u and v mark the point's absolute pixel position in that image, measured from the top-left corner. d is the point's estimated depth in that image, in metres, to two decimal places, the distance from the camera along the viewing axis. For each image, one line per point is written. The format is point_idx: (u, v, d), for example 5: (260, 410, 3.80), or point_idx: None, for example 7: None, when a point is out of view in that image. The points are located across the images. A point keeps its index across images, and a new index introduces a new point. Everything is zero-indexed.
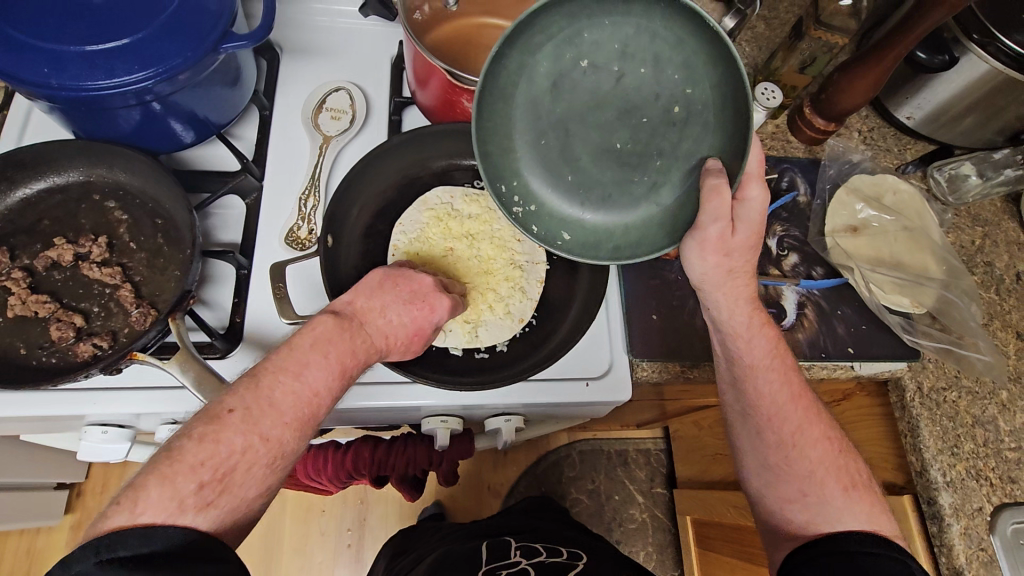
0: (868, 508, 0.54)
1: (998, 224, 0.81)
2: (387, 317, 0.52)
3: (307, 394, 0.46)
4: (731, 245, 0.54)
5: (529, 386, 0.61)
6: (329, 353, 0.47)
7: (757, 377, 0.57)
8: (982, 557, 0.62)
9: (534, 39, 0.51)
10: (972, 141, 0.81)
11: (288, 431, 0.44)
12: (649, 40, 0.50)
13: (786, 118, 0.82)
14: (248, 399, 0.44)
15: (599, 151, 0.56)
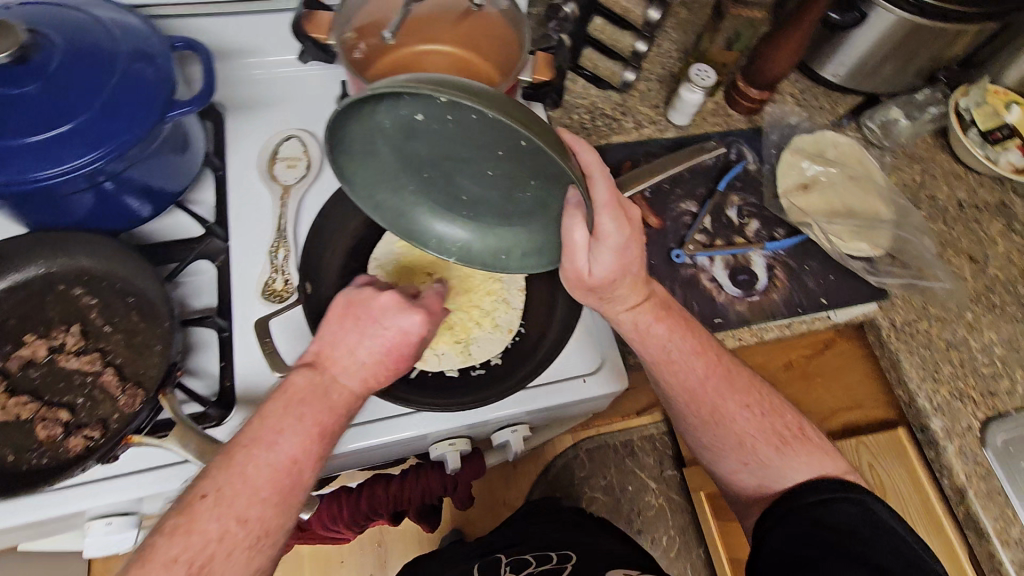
0: (806, 457, 0.57)
1: (934, 159, 0.87)
2: (358, 358, 0.49)
3: (283, 463, 0.44)
4: (596, 280, 0.56)
5: (529, 393, 0.62)
6: (303, 415, 0.46)
7: (662, 373, 0.61)
8: (979, 471, 0.66)
9: (358, 108, 0.48)
10: (894, 88, 0.86)
11: (268, 508, 0.43)
12: (465, 101, 0.44)
13: (722, 93, 0.86)
14: (221, 480, 0.42)
15: (479, 177, 0.55)
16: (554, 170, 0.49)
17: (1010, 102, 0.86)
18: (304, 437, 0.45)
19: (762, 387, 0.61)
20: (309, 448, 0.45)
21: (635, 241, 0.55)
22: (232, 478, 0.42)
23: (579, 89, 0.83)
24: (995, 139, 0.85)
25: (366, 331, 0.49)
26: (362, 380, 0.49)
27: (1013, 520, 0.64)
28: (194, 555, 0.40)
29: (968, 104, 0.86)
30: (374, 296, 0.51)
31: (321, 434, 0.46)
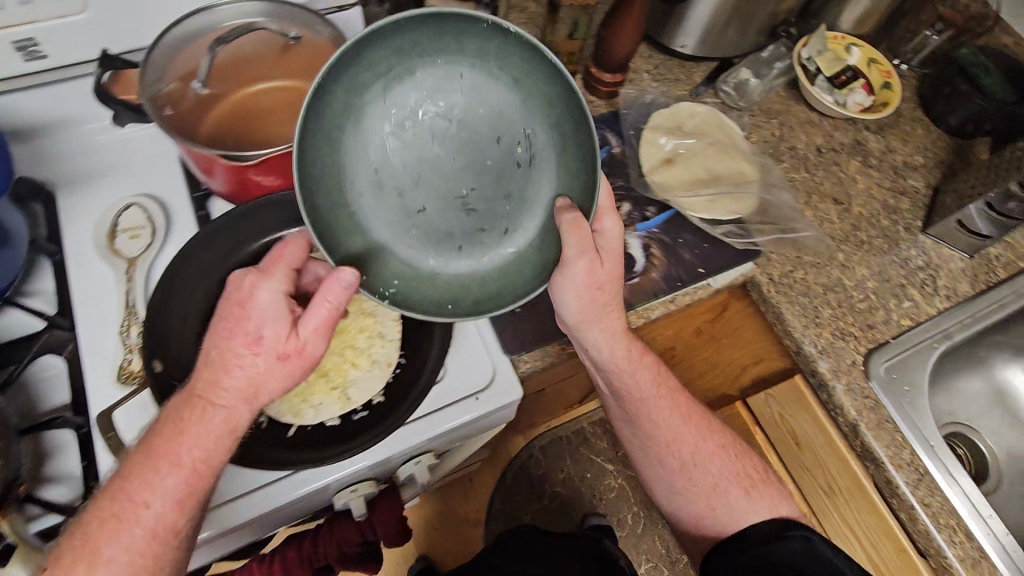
0: (768, 500, 0.66)
1: (790, 111, 0.90)
2: (228, 381, 0.50)
3: (164, 504, 0.48)
4: (600, 277, 0.59)
5: (420, 422, 0.61)
6: (176, 453, 0.49)
7: (648, 411, 0.68)
8: (867, 403, 0.69)
9: (360, 75, 0.51)
10: (743, 50, 0.89)
11: (153, 545, 0.48)
12: (488, 80, 0.54)
13: (580, 82, 0.87)
14: (97, 530, 0.46)
15: (445, 197, 0.57)
16: (542, 184, 0.57)
17: (848, 46, 0.91)
18: (175, 475, 0.48)
19: (732, 436, 0.72)
20: (183, 482, 0.48)
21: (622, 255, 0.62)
22: (104, 523, 0.46)
23: None
24: (841, 82, 0.90)
25: (236, 350, 0.51)
26: (238, 400, 0.51)
27: (904, 444, 0.67)
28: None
29: (812, 52, 0.89)
30: (229, 311, 0.52)
31: (194, 467, 0.49)
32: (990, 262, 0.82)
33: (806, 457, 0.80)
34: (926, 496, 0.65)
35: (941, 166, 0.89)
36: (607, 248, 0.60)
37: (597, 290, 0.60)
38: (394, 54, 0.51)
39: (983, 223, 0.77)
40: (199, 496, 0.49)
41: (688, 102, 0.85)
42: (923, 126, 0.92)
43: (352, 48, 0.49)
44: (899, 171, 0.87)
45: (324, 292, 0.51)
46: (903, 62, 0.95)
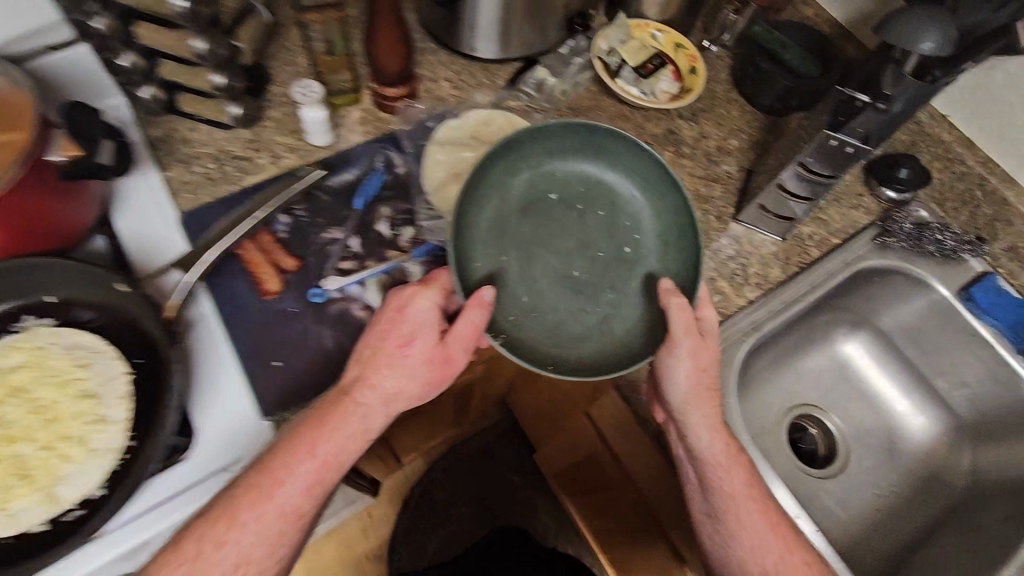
0: None
1: (599, 106, 0.86)
2: (384, 384, 0.58)
3: (281, 511, 0.54)
4: (705, 365, 0.62)
5: (164, 507, 0.57)
6: (314, 450, 0.56)
7: (731, 511, 0.61)
8: (670, 413, 0.67)
9: (517, 161, 0.68)
10: (540, 46, 0.84)
11: (263, 546, 0.54)
12: (604, 180, 0.70)
13: (370, 99, 0.80)
14: (222, 523, 0.53)
15: (559, 277, 0.67)
16: (627, 281, 0.67)
17: (653, 33, 0.88)
18: (301, 484, 0.55)
19: (815, 556, 0.62)
20: (319, 474, 0.56)
21: (710, 368, 0.62)
22: (244, 511, 0.53)
23: (201, 136, 0.75)
24: (648, 71, 0.85)
25: (393, 347, 0.58)
26: (380, 407, 0.58)
27: None
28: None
29: (612, 44, 0.86)
30: (395, 315, 0.59)
31: (330, 459, 0.56)
32: (803, 243, 0.80)
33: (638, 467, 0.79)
34: None
35: (756, 146, 0.86)
36: (709, 347, 0.62)
37: (702, 384, 0.62)
38: (548, 153, 0.69)
39: (783, 204, 0.76)
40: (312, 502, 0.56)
41: (481, 111, 0.79)
42: (737, 107, 0.89)
43: (520, 139, 0.66)
44: (712, 158, 0.85)
45: (464, 315, 0.58)
46: (712, 43, 0.91)
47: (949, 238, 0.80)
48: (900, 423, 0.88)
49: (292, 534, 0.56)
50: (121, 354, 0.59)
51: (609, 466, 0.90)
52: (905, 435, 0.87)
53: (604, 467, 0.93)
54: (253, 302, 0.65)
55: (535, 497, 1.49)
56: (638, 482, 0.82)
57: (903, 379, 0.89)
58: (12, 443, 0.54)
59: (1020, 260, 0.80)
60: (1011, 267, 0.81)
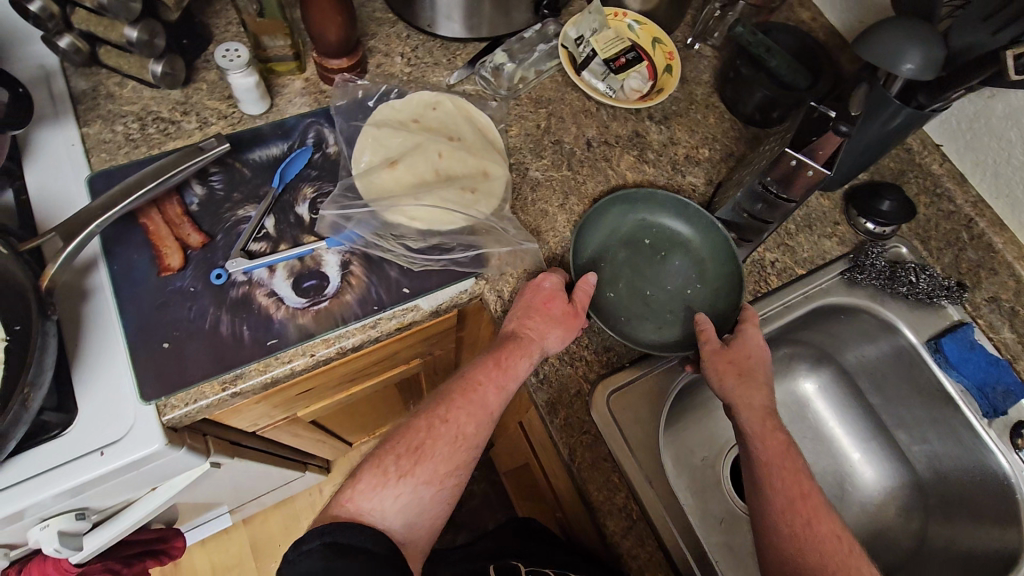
0: None
1: (563, 98, 0.79)
2: (537, 323, 0.61)
3: (485, 410, 0.58)
4: (734, 358, 0.60)
5: (29, 483, 0.53)
6: (502, 364, 0.59)
7: (770, 477, 0.55)
8: (586, 440, 0.62)
9: (632, 203, 0.72)
10: (501, 27, 0.78)
11: (466, 445, 0.57)
12: (696, 241, 0.71)
13: (313, 68, 0.75)
14: (433, 414, 0.57)
15: (636, 293, 0.69)
16: (684, 314, 0.68)
17: (630, 23, 0.81)
18: (494, 385, 0.59)
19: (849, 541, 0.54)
20: (505, 381, 0.59)
21: (761, 351, 0.61)
22: (462, 397, 0.57)
23: (127, 93, 0.71)
24: (618, 65, 0.79)
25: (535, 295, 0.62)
26: (544, 343, 0.61)
27: (618, 485, 0.60)
28: (408, 473, 0.54)
29: (583, 32, 0.80)
30: (538, 280, 0.63)
31: (513, 372, 0.59)
32: (764, 270, 0.74)
33: (561, 486, 0.74)
34: (633, 547, 0.59)
35: (729, 159, 0.79)
36: (738, 350, 0.61)
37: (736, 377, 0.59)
38: (652, 210, 0.72)
39: (745, 224, 0.69)
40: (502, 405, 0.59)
41: (429, 92, 0.75)
42: (715, 114, 0.81)
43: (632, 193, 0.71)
44: (678, 167, 0.78)
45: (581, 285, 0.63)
46: (697, 40, 0.84)
47: (924, 280, 0.73)
48: (852, 471, 0.80)
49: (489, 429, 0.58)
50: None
51: (541, 480, 0.85)
52: (857, 484, 0.79)
53: (538, 480, 0.88)
54: (150, 278, 0.61)
55: (488, 495, 1.45)
56: (564, 504, 0.76)
57: (862, 425, 0.81)
58: None
59: (1003, 313, 0.72)
60: (992, 319, 0.73)
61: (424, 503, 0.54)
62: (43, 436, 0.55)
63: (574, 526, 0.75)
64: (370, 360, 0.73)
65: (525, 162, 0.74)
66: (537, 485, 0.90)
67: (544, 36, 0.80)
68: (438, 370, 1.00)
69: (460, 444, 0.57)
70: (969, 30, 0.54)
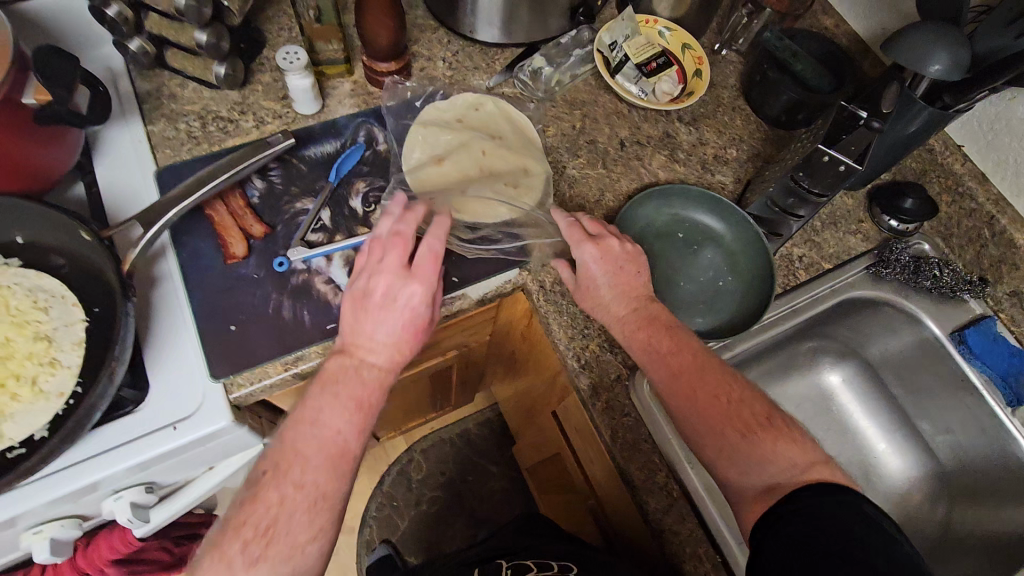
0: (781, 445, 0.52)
1: (597, 100, 0.83)
2: (385, 338, 0.57)
3: (326, 436, 0.54)
4: (595, 295, 0.64)
5: (108, 454, 0.57)
6: (339, 394, 0.55)
7: (654, 368, 0.59)
8: (625, 422, 0.65)
9: (666, 197, 0.75)
10: (539, 33, 0.82)
11: (319, 476, 0.52)
12: (727, 234, 0.74)
13: (361, 71, 0.79)
14: (274, 461, 0.53)
15: (670, 283, 0.73)
16: (716, 303, 0.72)
17: (660, 30, 0.85)
18: (329, 436, 0.54)
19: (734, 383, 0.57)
20: (353, 397, 0.55)
21: (601, 264, 0.64)
22: (297, 439, 0.53)
23: (188, 94, 0.75)
24: (649, 69, 0.83)
25: (390, 306, 0.57)
26: (387, 358, 0.58)
27: (658, 465, 0.64)
28: (265, 552, 0.50)
29: (616, 37, 0.83)
30: (364, 280, 0.58)
31: (359, 399, 0.56)
32: (792, 264, 0.77)
33: (597, 471, 0.77)
34: (673, 523, 0.62)
35: (756, 159, 0.82)
36: (585, 278, 0.64)
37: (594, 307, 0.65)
38: (685, 204, 0.76)
39: (775, 218, 0.74)
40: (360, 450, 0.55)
41: (471, 94, 0.79)
42: (742, 116, 0.85)
43: (667, 188, 0.75)
44: (707, 166, 0.81)
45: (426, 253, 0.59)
46: (724, 46, 0.88)
47: (947, 274, 0.76)
48: (877, 462, 0.82)
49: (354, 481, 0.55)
50: (80, 301, 0.59)
51: (574, 467, 0.89)
52: (883, 474, 0.82)
53: (569, 468, 0.92)
54: (216, 266, 0.65)
55: (511, 490, 1.49)
56: (598, 488, 0.80)
57: (886, 417, 0.84)
58: None
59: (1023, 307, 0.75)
60: (1012, 313, 0.76)
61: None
62: (120, 411, 0.58)
63: (608, 509, 0.79)
64: None
65: (562, 161, 0.78)
66: (568, 474, 0.94)
67: (580, 40, 0.84)
68: (471, 361, 1.04)
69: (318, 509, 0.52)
70: (988, 37, 0.58)
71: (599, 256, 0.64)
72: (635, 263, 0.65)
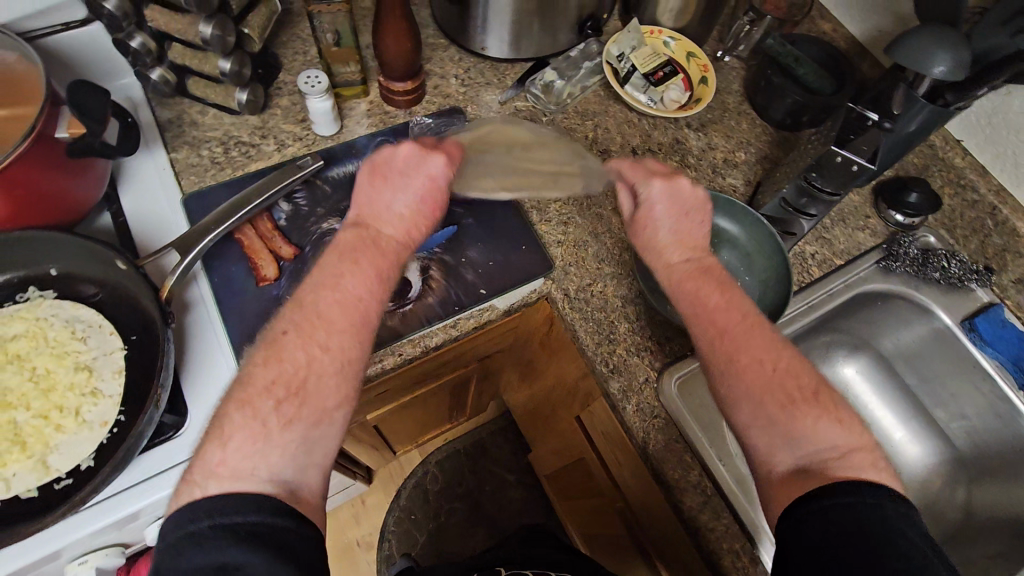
0: (813, 421, 0.49)
1: (607, 111, 0.85)
2: (409, 215, 0.54)
3: (350, 299, 0.49)
4: (650, 242, 0.63)
5: (153, 480, 0.57)
6: (360, 260, 0.50)
7: (694, 324, 0.56)
8: (657, 423, 0.67)
9: None
10: (549, 48, 0.84)
11: (346, 338, 0.48)
12: (743, 236, 0.76)
13: (377, 91, 0.80)
14: (296, 318, 0.48)
15: None
16: None
17: (665, 40, 0.88)
18: (360, 301, 0.49)
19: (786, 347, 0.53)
20: (375, 264, 0.51)
21: (662, 202, 0.62)
22: (315, 297, 0.48)
23: (209, 120, 0.76)
24: (656, 79, 0.85)
25: (420, 183, 0.54)
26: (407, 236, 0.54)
27: (691, 464, 0.65)
28: (305, 411, 0.45)
29: (623, 49, 0.86)
30: (384, 153, 0.54)
31: (377, 270, 0.51)
32: (805, 261, 0.79)
33: (627, 474, 0.78)
34: (709, 520, 0.63)
35: (764, 161, 0.85)
36: (645, 211, 0.63)
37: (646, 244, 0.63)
38: None
39: (787, 218, 0.77)
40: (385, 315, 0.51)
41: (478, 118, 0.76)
42: (747, 120, 0.88)
43: None
44: (717, 170, 0.83)
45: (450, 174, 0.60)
46: (726, 53, 0.91)
47: (955, 265, 0.79)
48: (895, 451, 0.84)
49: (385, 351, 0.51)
50: (117, 329, 0.60)
51: (600, 471, 0.90)
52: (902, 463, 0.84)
53: (595, 472, 0.93)
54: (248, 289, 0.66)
55: (528, 498, 1.49)
56: (626, 490, 0.81)
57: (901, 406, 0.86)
58: (9, 410, 0.55)
59: None
60: (1019, 299, 0.78)
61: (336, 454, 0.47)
62: (162, 437, 0.59)
63: (638, 511, 0.80)
64: (443, 358, 0.78)
65: None
66: (593, 478, 0.95)
67: (588, 53, 0.86)
68: (489, 370, 1.06)
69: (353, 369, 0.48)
70: (986, 36, 0.60)
71: (665, 192, 0.62)
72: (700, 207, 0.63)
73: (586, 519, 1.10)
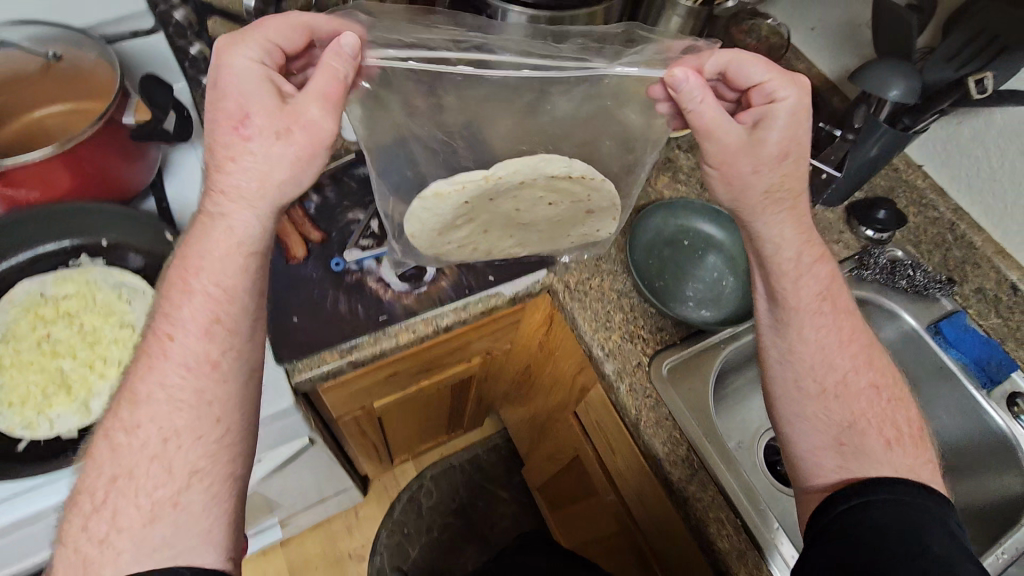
0: (910, 459, 0.56)
1: None
2: (243, 185, 0.49)
3: (188, 356, 0.49)
4: (759, 157, 0.58)
5: None
6: (195, 299, 0.50)
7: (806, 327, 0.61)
8: (648, 402, 0.72)
9: (672, 210, 0.86)
10: None
11: (184, 409, 0.48)
12: (728, 241, 0.84)
13: None
14: (124, 402, 0.48)
15: (679, 283, 0.82)
16: (726, 299, 0.81)
17: None
18: (180, 373, 0.49)
19: (890, 377, 0.61)
20: (212, 310, 0.50)
21: (767, 121, 0.57)
22: (142, 367, 0.49)
23: None
24: None
25: (233, 143, 0.48)
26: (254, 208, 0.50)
27: (680, 441, 0.70)
28: (136, 513, 0.45)
29: None
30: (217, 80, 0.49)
31: (222, 295, 0.50)
32: None
33: (620, 461, 0.82)
34: (697, 491, 0.68)
35: None
36: (763, 131, 0.57)
37: (755, 166, 0.58)
38: (690, 216, 0.86)
39: None
40: (222, 365, 0.50)
41: (428, 200, 0.64)
42: None
43: (671, 203, 0.85)
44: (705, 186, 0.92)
45: (324, 63, 0.49)
46: None
47: (919, 275, 0.86)
48: None
49: (235, 414, 0.51)
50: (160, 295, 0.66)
51: (593, 468, 0.94)
52: None
53: (588, 469, 0.97)
54: (279, 266, 0.72)
55: (521, 515, 1.51)
56: (619, 479, 0.85)
57: None
58: (57, 358, 0.61)
59: (988, 301, 0.85)
60: (980, 307, 0.86)
61: (223, 527, 0.48)
62: None
63: (631, 500, 0.84)
64: (452, 345, 0.83)
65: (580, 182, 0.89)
66: (587, 478, 0.99)
67: None
68: (488, 372, 1.10)
69: (178, 450, 0.47)
70: (937, 69, 0.71)
71: (794, 111, 0.57)
72: (798, 115, 0.57)
73: (578, 522, 1.13)
